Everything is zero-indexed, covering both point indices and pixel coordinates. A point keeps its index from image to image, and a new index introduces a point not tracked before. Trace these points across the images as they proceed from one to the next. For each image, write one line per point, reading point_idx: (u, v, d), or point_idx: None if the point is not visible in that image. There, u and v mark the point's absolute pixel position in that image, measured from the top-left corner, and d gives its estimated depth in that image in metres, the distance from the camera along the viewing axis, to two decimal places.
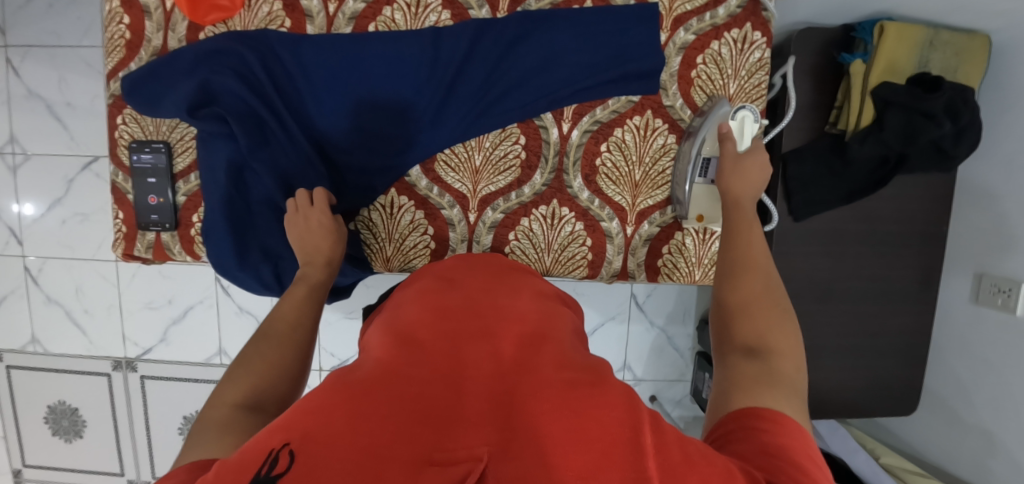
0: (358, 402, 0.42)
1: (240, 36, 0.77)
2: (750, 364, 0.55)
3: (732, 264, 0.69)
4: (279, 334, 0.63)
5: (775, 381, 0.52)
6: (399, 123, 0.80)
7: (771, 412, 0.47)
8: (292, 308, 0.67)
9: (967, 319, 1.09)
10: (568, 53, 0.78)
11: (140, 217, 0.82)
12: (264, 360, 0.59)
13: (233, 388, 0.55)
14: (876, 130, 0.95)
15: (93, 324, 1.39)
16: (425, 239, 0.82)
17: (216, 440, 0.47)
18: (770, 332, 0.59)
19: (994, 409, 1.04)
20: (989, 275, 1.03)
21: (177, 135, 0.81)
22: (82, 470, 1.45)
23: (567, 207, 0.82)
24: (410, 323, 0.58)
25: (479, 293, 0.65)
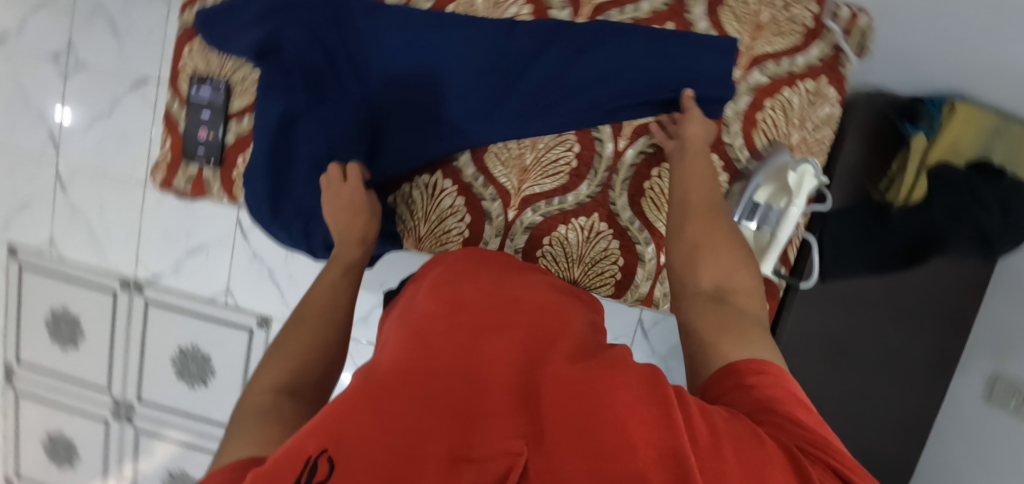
0: (384, 404, 0.41)
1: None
2: (717, 308, 0.56)
3: (689, 214, 0.68)
4: (313, 317, 0.63)
5: (745, 325, 0.54)
6: (456, 108, 0.79)
7: (758, 361, 0.48)
8: (327, 288, 0.68)
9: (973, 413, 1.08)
10: (636, 72, 0.76)
11: (188, 144, 0.83)
12: (298, 342, 0.59)
13: (269, 372, 0.55)
14: (923, 205, 0.95)
15: (110, 241, 1.40)
16: (460, 227, 0.81)
17: (258, 426, 0.47)
18: (733, 275, 0.60)
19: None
20: (1004, 377, 1.04)
21: (239, 76, 0.81)
22: (71, 380, 1.47)
23: (607, 223, 0.81)
24: (426, 309, 0.56)
25: (496, 276, 0.63)
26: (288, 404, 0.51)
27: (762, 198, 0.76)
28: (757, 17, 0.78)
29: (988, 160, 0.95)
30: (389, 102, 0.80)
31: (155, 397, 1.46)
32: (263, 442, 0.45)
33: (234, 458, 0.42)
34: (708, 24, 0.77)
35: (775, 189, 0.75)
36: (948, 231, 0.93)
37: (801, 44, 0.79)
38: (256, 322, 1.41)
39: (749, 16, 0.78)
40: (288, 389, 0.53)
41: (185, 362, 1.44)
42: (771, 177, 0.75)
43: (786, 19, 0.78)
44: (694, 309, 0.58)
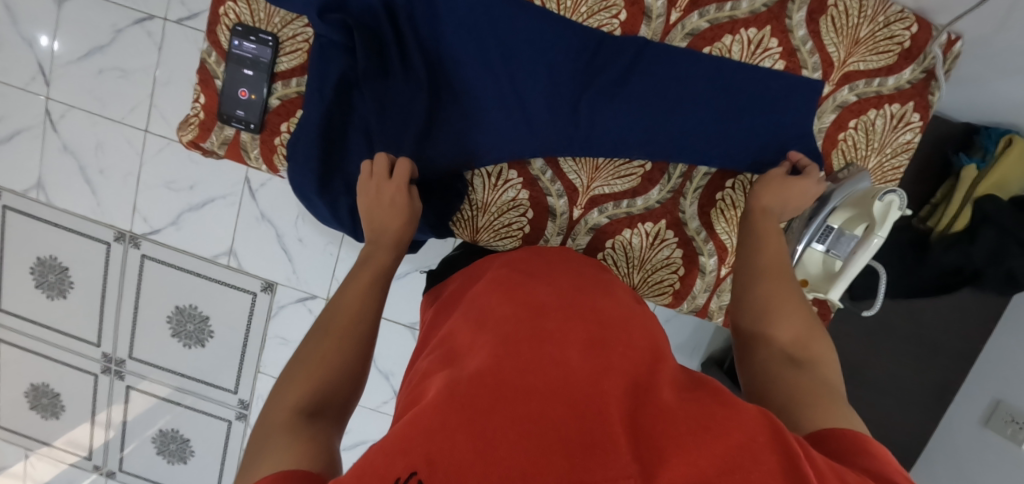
0: (478, 429, 0.40)
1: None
2: (802, 373, 0.52)
3: (762, 276, 0.63)
4: (338, 328, 0.57)
5: (836, 397, 0.49)
6: (527, 112, 0.72)
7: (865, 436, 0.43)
8: (356, 296, 0.60)
9: (969, 439, 1.05)
10: (717, 90, 0.72)
11: (224, 108, 0.74)
12: (319, 357, 0.53)
13: (289, 390, 0.50)
14: (964, 241, 0.94)
15: (105, 187, 1.30)
16: (520, 221, 0.77)
17: (280, 452, 0.42)
18: (812, 341, 0.56)
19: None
20: (1006, 405, 1.01)
21: (289, 33, 0.73)
22: (56, 330, 1.38)
23: (673, 231, 0.78)
24: (505, 313, 0.53)
25: (573, 282, 0.60)
26: (313, 427, 0.46)
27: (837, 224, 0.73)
28: (856, 31, 0.73)
29: None
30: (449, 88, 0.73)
31: (147, 354, 1.39)
32: (294, 465, 0.40)
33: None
34: (806, 33, 0.73)
35: (854, 216, 0.72)
36: (983, 265, 0.95)
37: (895, 65, 0.74)
38: (260, 286, 1.34)
39: (849, 28, 0.73)
40: (313, 412, 0.48)
41: (181, 321, 1.37)
42: (850, 204, 0.72)
43: (886, 35, 0.73)
44: (775, 373, 0.53)
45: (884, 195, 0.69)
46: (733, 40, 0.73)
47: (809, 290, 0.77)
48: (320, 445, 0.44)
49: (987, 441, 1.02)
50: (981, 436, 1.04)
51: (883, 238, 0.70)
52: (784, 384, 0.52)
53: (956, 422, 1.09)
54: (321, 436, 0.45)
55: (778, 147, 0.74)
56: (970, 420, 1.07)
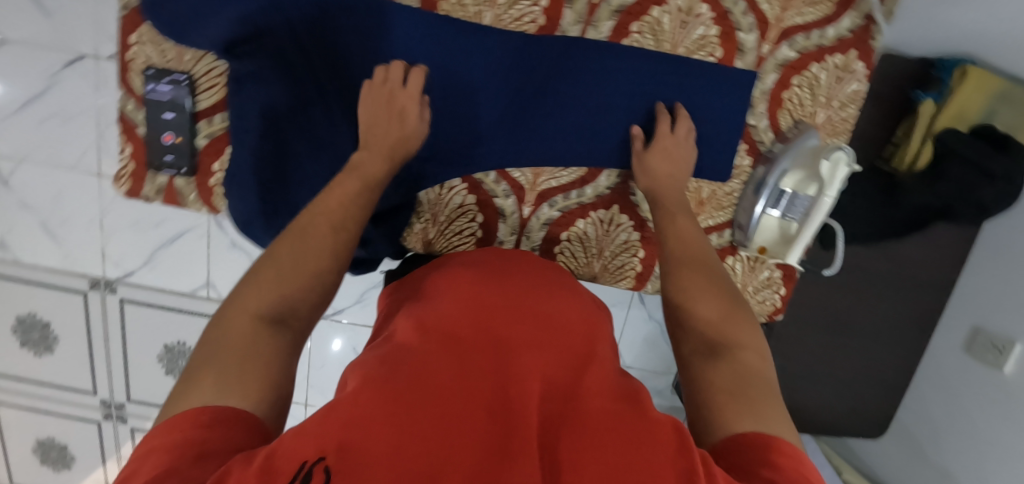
0: (399, 421, 0.39)
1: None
2: (716, 367, 0.51)
3: (678, 268, 0.62)
4: (317, 235, 0.56)
5: (751, 390, 0.48)
6: (462, 133, 0.72)
7: (768, 437, 0.43)
8: (337, 203, 0.59)
9: (954, 366, 1.12)
10: (648, 79, 0.72)
11: (151, 157, 0.72)
12: (296, 263, 0.53)
13: (255, 291, 0.49)
14: (930, 178, 0.93)
15: (70, 237, 1.28)
16: (472, 226, 0.76)
17: (232, 368, 0.42)
18: (729, 329, 0.54)
19: (958, 450, 1.09)
20: (985, 331, 1.06)
21: (203, 68, 0.70)
22: (50, 385, 1.39)
23: (627, 214, 0.77)
24: (444, 320, 0.53)
25: (520, 287, 0.60)
26: (271, 346, 0.45)
27: (791, 187, 0.72)
28: None
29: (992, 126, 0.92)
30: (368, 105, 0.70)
31: (145, 394, 1.40)
32: (241, 404, 0.40)
33: (194, 408, 0.38)
34: None
35: (803, 176, 0.71)
36: (951, 200, 0.93)
37: (832, 14, 0.72)
38: None
39: None
40: (275, 321, 0.48)
41: (172, 359, 1.37)
42: (799, 165, 0.71)
43: None
44: (695, 367, 0.52)
45: (831, 152, 0.68)
46: (661, 12, 0.70)
47: (769, 257, 0.75)
48: (273, 373, 0.44)
49: (970, 367, 1.09)
50: (965, 362, 1.10)
51: (835, 197, 0.69)
52: (697, 382, 0.51)
53: (941, 350, 1.15)
54: (279, 362, 0.45)
55: (712, 126, 0.75)
56: (953, 348, 1.13)
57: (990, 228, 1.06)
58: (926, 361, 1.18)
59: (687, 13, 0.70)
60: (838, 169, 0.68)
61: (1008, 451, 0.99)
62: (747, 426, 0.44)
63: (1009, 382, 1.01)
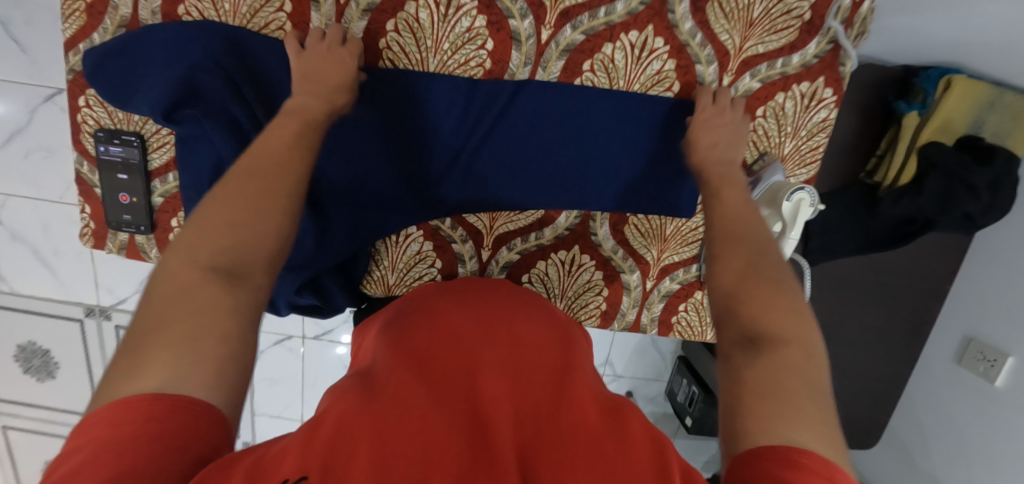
0: (377, 444, 0.36)
1: (229, 43, 0.65)
2: (755, 365, 0.43)
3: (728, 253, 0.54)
4: (262, 180, 0.50)
5: (791, 395, 0.40)
6: (415, 179, 0.71)
7: (797, 451, 0.35)
8: (280, 150, 0.53)
9: (945, 376, 1.08)
10: (606, 118, 0.70)
11: (110, 216, 0.72)
12: (242, 210, 0.47)
13: (200, 241, 0.44)
14: (913, 192, 0.90)
15: (62, 267, 1.28)
16: (431, 272, 0.76)
17: (179, 338, 0.38)
18: (780, 320, 0.45)
19: (948, 461, 1.07)
20: (977, 341, 1.03)
21: (151, 128, 0.69)
22: (55, 408, 1.44)
23: (589, 254, 0.75)
24: (425, 332, 0.49)
25: (504, 302, 0.56)
26: (224, 311, 0.41)
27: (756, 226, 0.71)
28: (749, 11, 0.66)
29: (977, 137, 0.89)
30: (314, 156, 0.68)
31: None
32: (199, 389, 0.37)
33: (145, 395, 0.35)
34: (693, 24, 0.66)
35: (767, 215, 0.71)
36: (935, 214, 0.91)
37: (798, 41, 0.68)
38: None
39: (741, 10, 0.66)
40: (227, 274, 0.43)
41: None
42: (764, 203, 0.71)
43: (783, 11, 0.66)
44: (731, 363, 0.44)
45: (793, 193, 0.67)
46: (614, 48, 0.67)
47: None
48: (233, 339, 0.40)
49: (961, 378, 1.06)
50: (956, 373, 1.07)
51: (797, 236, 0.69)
52: (730, 382, 0.43)
53: (934, 359, 1.11)
54: (239, 326, 0.41)
55: (674, 163, 0.71)
56: (946, 357, 1.09)
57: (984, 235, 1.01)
58: (920, 368, 1.14)
59: (641, 49, 0.67)
60: (802, 209, 0.68)
61: (999, 463, 0.98)
62: (772, 436, 0.37)
63: (998, 394, 0.99)
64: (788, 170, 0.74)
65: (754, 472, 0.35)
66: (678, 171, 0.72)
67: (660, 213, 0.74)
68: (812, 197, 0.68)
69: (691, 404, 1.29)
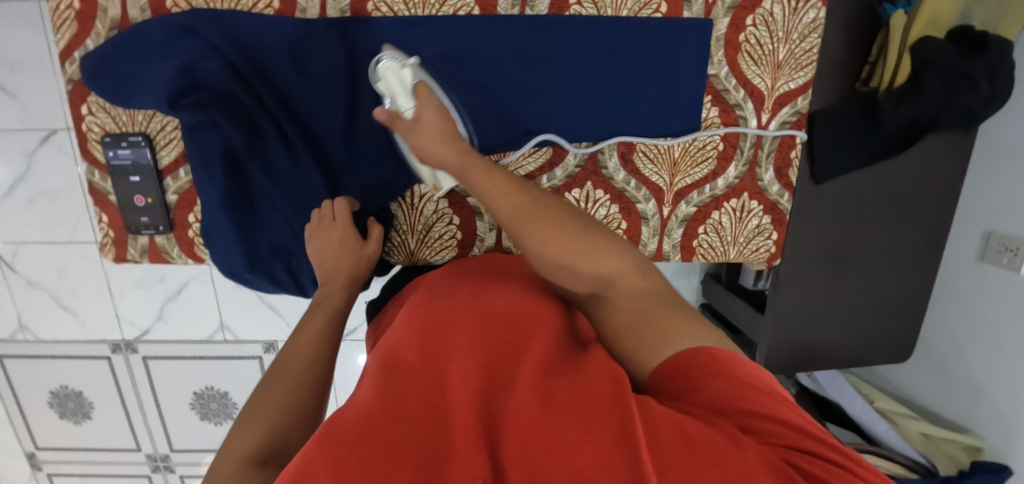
0: (342, 451, 0.33)
1: (223, 29, 0.65)
2: (619, 313, 0.55)
3: (519, 233, 0.57)
4: (292, 372, 0.54)
5: (653, 313, 0.52)
6: None
7: (689, 353, 0.45)
8: (308, 341, 0.58)
9: (969, 276, 1.08)
10: (601, 49, 0.70)
11: (128, 221, 0.73)
12: (274, 399, 0.51)
13: (242, 437, 0.47)
14: (912, 91, 0.87)
15: (83, 307, 1.28)
16: (451, 230, 0.75)
17: None
18: (598, 263, 0.56)
19: (987, 361, 1.07)
20: (997, 234, 1.01)
21: (157, 126, 0.70)
22: (97, 448, 1.45)
23: (602, 189, 0.75)
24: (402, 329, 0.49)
25: (469, 286, 0.55)
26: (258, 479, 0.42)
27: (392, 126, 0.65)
28: None
29: (969, 26, 0.86)
30: (322, 130, 0.70)
31: (186, 442, 1.45)
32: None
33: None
34: None
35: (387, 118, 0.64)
36: (936, 111, 0.87)
37: None
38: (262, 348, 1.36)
39: None
40: (270, 457, 0.45)
41: (204, 403, 1.41)
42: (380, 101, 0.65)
43: None
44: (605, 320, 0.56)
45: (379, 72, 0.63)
46: None
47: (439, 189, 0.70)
48: None
49: (987, 274, 1.05)
50: (981, 270, 1.06)
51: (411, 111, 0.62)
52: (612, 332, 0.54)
53: (956, 262, 1.11)
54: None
55: (673, 86, 0.73)
56: (969, 258, 1.08)
57: (987, 128, 1.01)
58: (944, 276, 1.14)
59: None
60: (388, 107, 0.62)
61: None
62: (670, 349, 0.47)
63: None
64: (786, 75, 0.73)
65: (682, 379, 0.44)
66: (682, 93, 0.73)
67: (669, 136, 0.74)
68: (394, 60, 0.63)
69: None
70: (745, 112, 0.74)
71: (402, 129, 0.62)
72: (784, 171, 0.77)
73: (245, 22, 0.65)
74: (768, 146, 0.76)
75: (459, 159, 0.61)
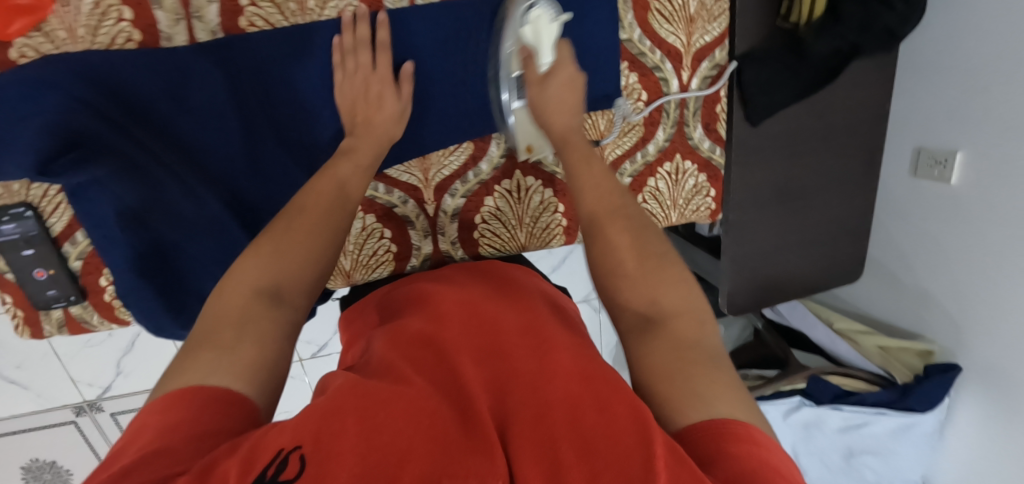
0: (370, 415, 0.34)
1: (85, 75, 0.59)
2: (649, 343, 0.45)
3: (597, 221, 0.54)
4: (313, 209, 0.52)
5: (688, 359, 0.42)
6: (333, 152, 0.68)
7: (722, 425, 0.37)
8: (328, 187, 0.55)
9: (905, 190, 1.11)
10: (508, 30, 0.67)
11: (34, 297, 0.67)
12: (298, 239, 0.49)
13: (255, 264, 0.47)
14: (830, 22, 0.86)
15: (31, 378, 1.21)
16: (385, 243, 0.71)
17: (228, 348, 0.39)
18: (661, 290, 0.48)
19: (931, 269, 1.10)
20: (926, 149, 1.05)
21: (38, 192, 0.64)
22: None
23: (532, 176, 0.73)
24: (409, 328, 0.48)
25: (491, 288, 0.55)
26: (264, 325, 0.42)
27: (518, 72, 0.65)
28: None
29: None
30: (223, 166, 0.66)
31: None
32: (236, 384, 0.38)
33: (188, 390, 0.36)
34: None
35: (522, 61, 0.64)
36: (856, 38, 0.88)
37: None
38: None
39: None
40: (280, 287, 0.46)
41: None
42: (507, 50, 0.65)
43: None
44: (629, 343, 0.47)
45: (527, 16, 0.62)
46: None
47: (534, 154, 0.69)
48: (267, 351, 0.41)
49: (922, 188, 1.08)
50: (916, 185, 1.09)
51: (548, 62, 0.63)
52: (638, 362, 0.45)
53: (892, 178, 1.14)
54: (278, 342, 0.42)
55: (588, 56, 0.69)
56: (903, 174, 1.12)
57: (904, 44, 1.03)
58: (883, 191, 1.17)
59: None
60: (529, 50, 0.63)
61: (967, 251, 1.02)
62: (700, 414, 0.38)
63: (957, 191, 1.01)
64: (700, 28, 0.72)
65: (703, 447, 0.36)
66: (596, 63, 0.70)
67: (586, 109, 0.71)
68: (549, 12, 0.63)
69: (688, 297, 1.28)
70: (666, 73, 0.73)
71: (531, 78, 0.63)
72: (712, 126, 0.77)
73: (109, 63, 0.59)
74: (693, 104, 0.75)
75: (563, 128, 0.61)
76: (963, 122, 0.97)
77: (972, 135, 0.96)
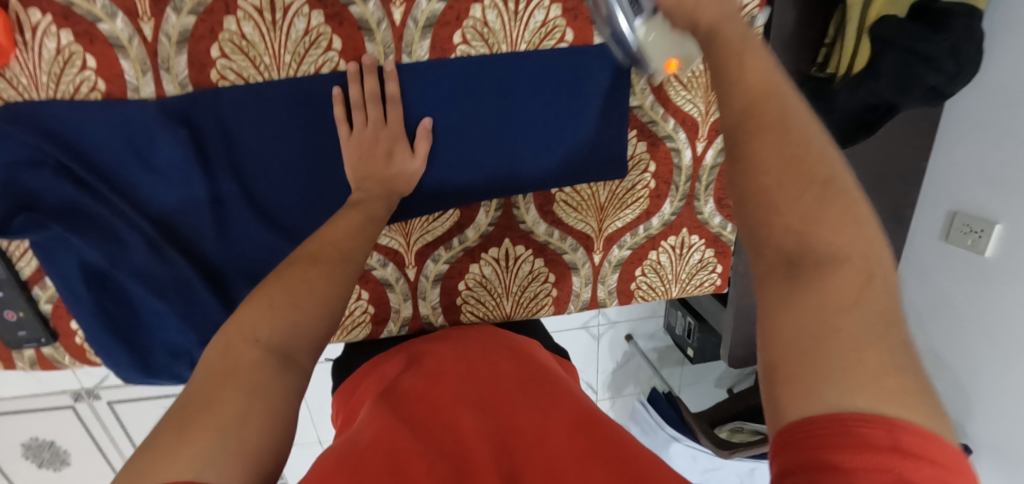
0: None
1: (41, 130, 0.55)
2: (796, 306, 0.30)
3: (747, 131, 0.37)
4: (325, 259, 0.45)
5: (848, 332, 0.29)
6: (309, 211, 0.63)
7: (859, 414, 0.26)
8: (345, 234, 0.49)
9: (931, 252, 1.03)
10: (505, 90, 0.60)
11: (5, 337, 0.66)
12: (302, 286, 0.42)
13: (259, 316, 0.39)
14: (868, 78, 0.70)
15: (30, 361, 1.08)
16: (361, 306, 0.67)
17: (234, 421, 0.32)
18: (824, 225, 0.32)
19: (949, 338, 1.03)
20: (962, 215, 0.96)
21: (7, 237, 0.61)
22: None
23: (522, 245, 0.69)
24: (402, 394, 0.43)
25: (494, 350, 0.50)
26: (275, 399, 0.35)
27: None
28: None
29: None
30: (189, 224, 0.61)
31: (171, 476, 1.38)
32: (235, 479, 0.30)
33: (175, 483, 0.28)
34: None
35: None
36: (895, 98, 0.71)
37: None
38: None
39: None
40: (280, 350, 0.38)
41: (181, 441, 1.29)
42: None
43: None
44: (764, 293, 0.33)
45: None
46: (483, 10, 0.57)
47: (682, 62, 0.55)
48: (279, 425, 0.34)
49: (948, 253, 1.00)
50: (943, 249, 1.01)
51: None
52: (763, 325, 0.32)
53: (918, 237, 1.06)
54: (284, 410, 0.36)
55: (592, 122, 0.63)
56: (930, 235, 1.03)
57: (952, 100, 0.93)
58: (907, 250, 1.09)
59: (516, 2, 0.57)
60: None
61: (990, 328, 0.94)
62: (829, 399, 0.27)
63: (989, 264, 0.93)
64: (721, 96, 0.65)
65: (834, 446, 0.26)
66: (598, 130, 0.64)
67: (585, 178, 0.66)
68: None
69: (691, 336, 1.20)
70: (678, 143, 0.66)
71: None
72: (724, 201, 0.71)
73: (68, 117, 0.55)
74: (706, 177, 0.69)
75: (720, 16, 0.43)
76: (1005, 192, 0.89)
77: (1015, 208, 0.87)
